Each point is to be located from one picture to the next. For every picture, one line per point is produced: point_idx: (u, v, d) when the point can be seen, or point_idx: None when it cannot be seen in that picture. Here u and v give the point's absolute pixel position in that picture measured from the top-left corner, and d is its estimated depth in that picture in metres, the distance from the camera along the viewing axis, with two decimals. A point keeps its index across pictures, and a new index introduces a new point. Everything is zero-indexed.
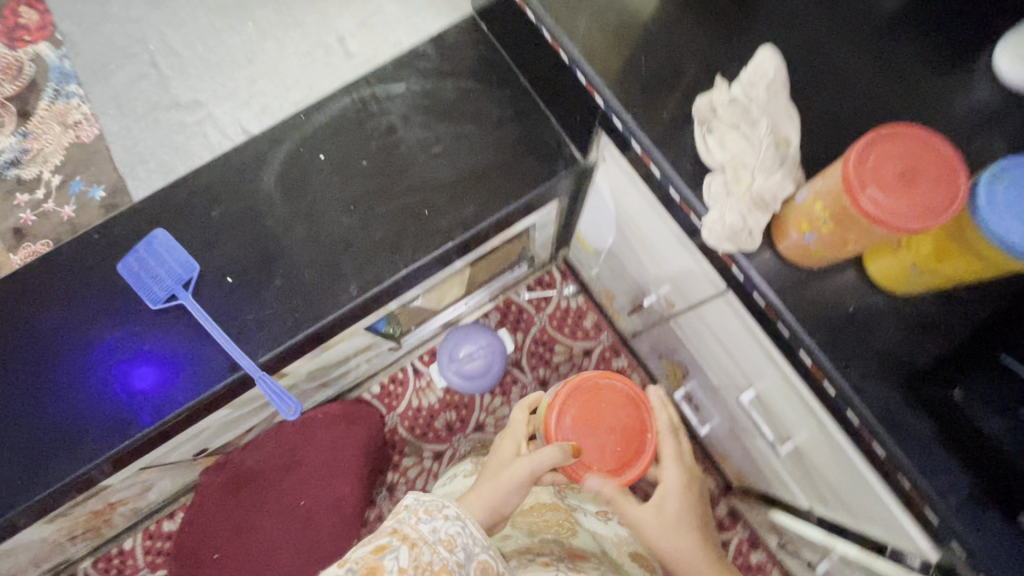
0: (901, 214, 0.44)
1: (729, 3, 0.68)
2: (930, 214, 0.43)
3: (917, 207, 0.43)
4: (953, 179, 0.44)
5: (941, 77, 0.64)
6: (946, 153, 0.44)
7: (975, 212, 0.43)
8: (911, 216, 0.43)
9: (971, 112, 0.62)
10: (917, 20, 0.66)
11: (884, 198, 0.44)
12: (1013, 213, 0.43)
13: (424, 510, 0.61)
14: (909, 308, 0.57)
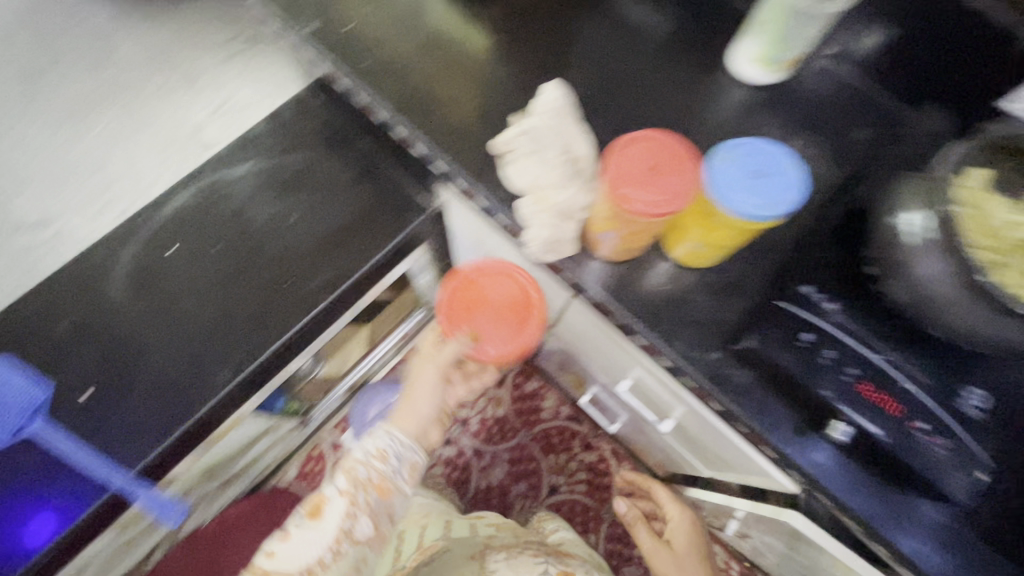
0: (657, 206, 0.52)
1: (518, 54, 0.78)
2: (677, 198, 0.53)
3: (665, 196, 0.52)
4: (684, 165, 0.53)
5: (698, 88, 0.77)
6: (671, 145, 0.54)
7: (712, 191, 0.51)
8: (665, 204, 0.52)
9: (725, 111, 0.75)
10: (671, 46, 0.80)
11: (641, 197, 0.52)
12: (739, 185, 0.51)
13: (358, 441, 0.73)
14: (714, 276, 0.65)
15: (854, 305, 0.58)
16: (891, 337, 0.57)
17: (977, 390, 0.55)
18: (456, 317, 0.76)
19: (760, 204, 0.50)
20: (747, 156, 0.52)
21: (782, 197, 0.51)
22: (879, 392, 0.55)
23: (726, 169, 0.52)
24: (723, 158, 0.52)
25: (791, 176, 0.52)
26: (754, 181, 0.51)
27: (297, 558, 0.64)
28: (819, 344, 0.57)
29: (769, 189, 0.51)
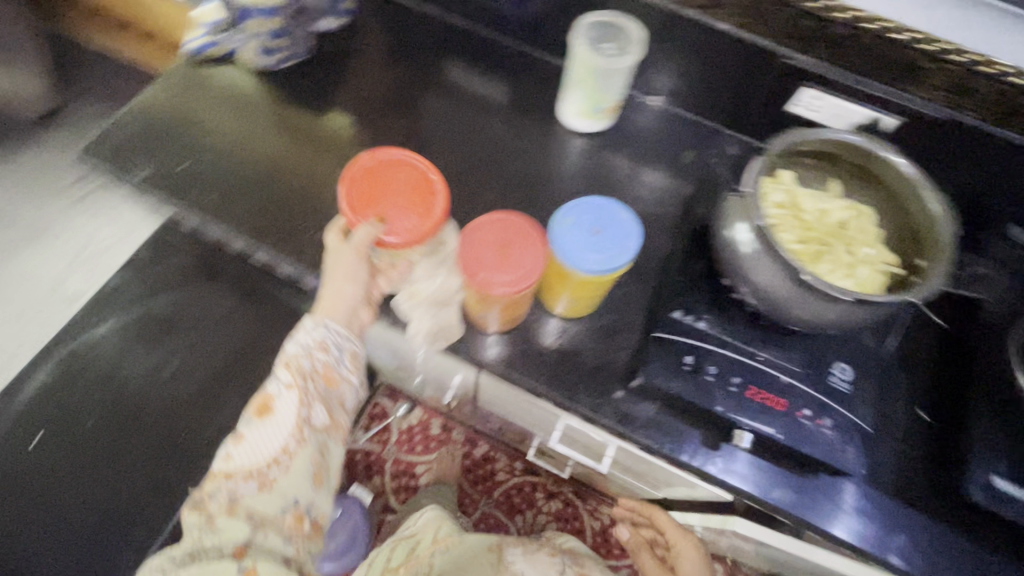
0: (523, 283, 0.55)
1: (365, 153, 0.80)
2: (536, 268, 0.55)
3: (526, 272, 0.55)
4: (531, 237, 0.57)
5: (540, 149, 0.83)
6: (513, 221, 0.57)
7: (566, 259, 0.54)
8: (529, 279, 0.55)
9: (569, 164, 0.82)
10: (507, 116, 0.85)
11: (505, 281, 0.54)
12: (586, 247, 0.54)
13: (289, 338, 0.60)
14: (598, 321, 0.68)
15: (721, 316, 0.62)
16: (758, 336, 0.61)
17: (841, 364, 0.61)
18: (356, 210, 0.60)
19: (605, 258, 0.54)
20: (583, 215, 0.56)
21: (621, 245, 0.55)
22: (762, 392, 0.59)
23: (568, 232, 0.55)
24: (562, 223, 0.56)
25: (625, 223, 0.56)
26: (595, 237, 0.55)
27: (261, 451, 0.55)
28: (700, 361, 0.60)
29: (609, 241, 0.55)
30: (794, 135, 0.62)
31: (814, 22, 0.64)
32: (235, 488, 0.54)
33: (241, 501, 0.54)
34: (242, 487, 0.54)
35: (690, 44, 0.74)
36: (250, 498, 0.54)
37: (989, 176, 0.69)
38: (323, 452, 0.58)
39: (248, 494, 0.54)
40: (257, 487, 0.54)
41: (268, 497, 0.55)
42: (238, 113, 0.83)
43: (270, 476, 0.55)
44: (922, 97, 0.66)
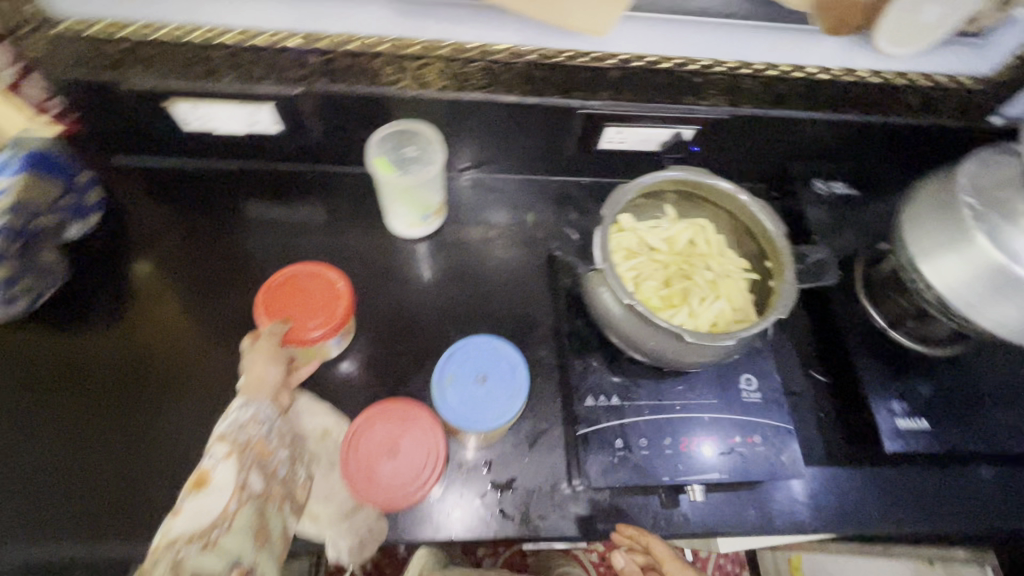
0: (426, 465, 0.55)
1: (194, 365, 0.69)
2: (430, 441, 0.56)
3: (425, 453, 0.55)
4: (408, 416, 0.57)
5: (384, 271, 0.77)
6: (384, 412, 0.57)
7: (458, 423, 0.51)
8: (429, 458, 0.55)
9: (421, 275, 0.77)
10: (335, 250, 0.78)
11: (409, 476, 0.55)
12: (474, 401, 0.52)
13: (217, 424, 0.53)
14: (518, 437, 0.65)
15: (628, 381, 0.62)
16: (669, 387, 0.62)
17: (746, 375, 0.64)
18: (266, 311, 0.61)
19: (500, 406, 0.52)
20: (463, 365, 0.54)
21: (513, 384, 0.53)
22: (695, 441, 0.60)
23: (454, 392, 0.52)
24: (445, 383, 0.53)
25: (508, 357, 0.54)
26: (483, 385, 0.53)
27: (201, 519, 0.44)
28: (629, 439, 0.59)
29: (498, 385, 0.53)
30: (617, 198, 0.60)
31: (587, 73, 0.66)
32: (181, 554, 0.41)
33: (187, 561, 0.40)
34: (188, 552, 0.41)
35: (485, 121, 0.72)
36: (193, 559, 0.40)
37: (778, 147, 0.77)
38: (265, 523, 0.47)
39: (192, 555, 0.41)
40: (201, 549, 0.42)
41: (211, 558, 0.41)
42: (22, 374, 0.68)
43: (214, 537, 0.43)
44: (707, 105, 0.70)
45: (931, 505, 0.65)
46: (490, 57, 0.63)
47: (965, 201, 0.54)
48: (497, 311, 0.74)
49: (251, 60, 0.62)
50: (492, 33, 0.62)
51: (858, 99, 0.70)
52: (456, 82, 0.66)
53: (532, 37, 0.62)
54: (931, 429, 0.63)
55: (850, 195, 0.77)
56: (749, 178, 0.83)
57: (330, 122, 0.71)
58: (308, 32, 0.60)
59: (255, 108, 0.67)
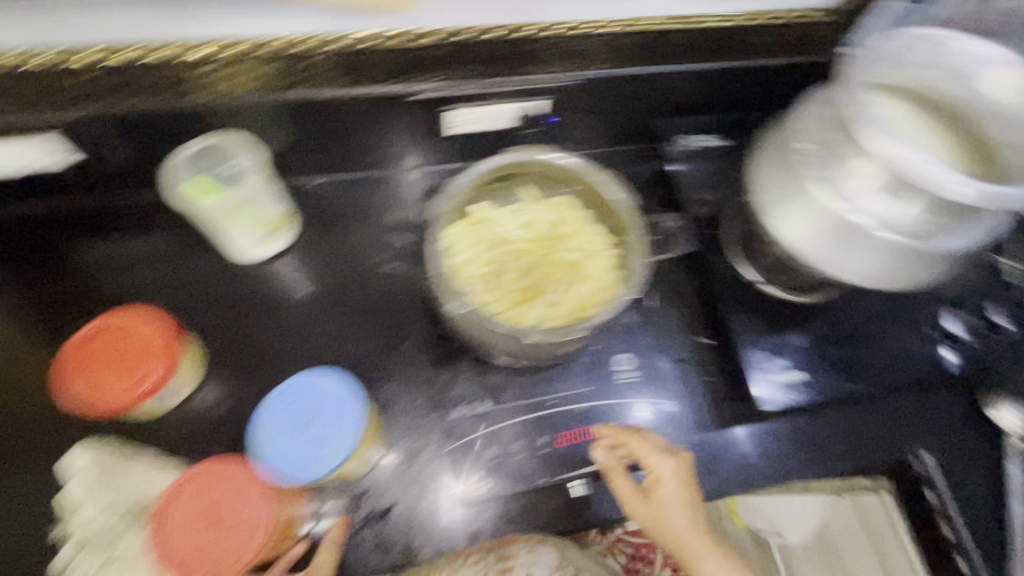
0: (252, 513, 0.50)
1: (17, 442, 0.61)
2: (252, 488, 0.51)
3: (248, 502, 0.50)
4: (220, 470, 0.51)
5: (234, 300, 0.68)
6: (192, 478, 0.51)
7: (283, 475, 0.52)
8: (253, 506, 0.50)
9: (275, 298, 0.69)
10: (172, 284, 0.68)
11: (238, 533, 0.49)
12: (296, 452, 0.52)
13: None
14: (392, 459, 0.59)
15: (499, 384, 0.61)
16: (542, 382, 0.61)
17: (620, 356, 0.64)
18: (78, 372, 0.54)
19: (332, 447, 0.52)
20: (286, 413, 0.54)
21: (342, 418, 0.53)
22: (570, 434, 0.60)
23: (284, 441, 0.53)
24: (272, 436, 0.53)
25: (335, 391, 0.54)
26: (313, 425, 0.53)
27: None
28: (504, 447, 0.59)
29: (324, 427, 0.53)
30: (450, 193, 0.60)
31: (405, 56, 0.59)
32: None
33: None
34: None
35: (314, 122, 0.63)
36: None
37: (647, 99, 0.70)
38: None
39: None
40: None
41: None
42: None
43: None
44: (556, 72, 0.64)
45: (823, 453, 0.65)
46: (291, 52, 0.56)
47: (796, 148, 0.52)
48: (366, 325, 0.67)
49: (5, 86, 0.53)
50: (284, 24, 0.55)
51: (712, 47, 0.66)
52: (264, 83, 0.59)
53: (333, 23, 0.56)
54: (807, 379, 0.63)
55: (721, 146, 0.73)
56: (625, 139, 0.77)
57: (133, 145, 0.61)
58: (63, 49, 0.52)
59: (25, 146, 0.57)
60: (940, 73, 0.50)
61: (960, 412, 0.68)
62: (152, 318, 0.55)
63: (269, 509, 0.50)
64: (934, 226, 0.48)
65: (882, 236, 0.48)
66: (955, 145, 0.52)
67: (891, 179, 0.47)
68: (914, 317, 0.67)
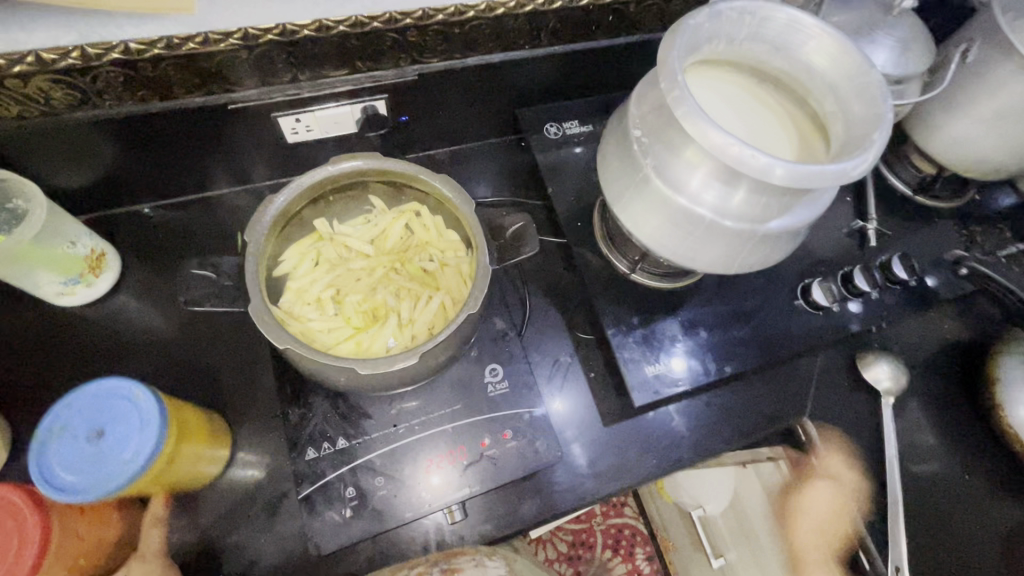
0: (21, 529, 0.40)
1: None
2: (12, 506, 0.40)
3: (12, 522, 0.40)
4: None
5: (57, 353, 0.60)
6: None
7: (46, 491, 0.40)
8: (21, 520, 0.40)
9: (106, 345, 0.61)
10: None
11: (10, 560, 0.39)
12: (73, 468, 0.41)
13: None
14: (248, 509, 0.54)
15: (354, 415, 0.54)
16: (405, 407, 0.55)
17: (490, 367, 0.59)
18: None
19: (109, 473, 0.41)
20: (80, 417, 0.43)
21: (131, 446, 0.42)
22: (438, 460, 0.54)
23: (57, 446, 0.42)
24: (51, 437, 0.42)
25: (142, 409, 0.43)
26: (99, 441, 0.42)
27: None
28: (361, 486, 0.52)
29: (116, 446, 0.42)
30: (264, 214, 0.51)
31: (206, 60, 0.52)
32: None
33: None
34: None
35: (123, 140, 0.56)
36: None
37: (495, 92, 0.68)
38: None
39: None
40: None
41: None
42: None
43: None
44: (390, 68, 0.60)
45: (711, 436, 0.63)
46: (50, 67, 0.47)
47: (632, 138, 0.48)
48: (212, 364, 0.60)
49: None
50: (27, 39, 0.46)
51: (558, 29, 0.62)
52: (32, 105, 0.50)
53: (92, 34, 0.47)
54: (683, 373, 0.61)
55: (584, 133, 0.71)
56: (489, 132, 0.74)
57: None
58: None
59: None
60: (763, 45, 0.49)
61: (839, 374, 0.68)
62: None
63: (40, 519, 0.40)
64: (766, 208, 0.46)
65: (717, 223, 0.47)
66: (782, 116, 0.51)
67: (719, 166, 0.44)
68: (784, 286, 0.67)
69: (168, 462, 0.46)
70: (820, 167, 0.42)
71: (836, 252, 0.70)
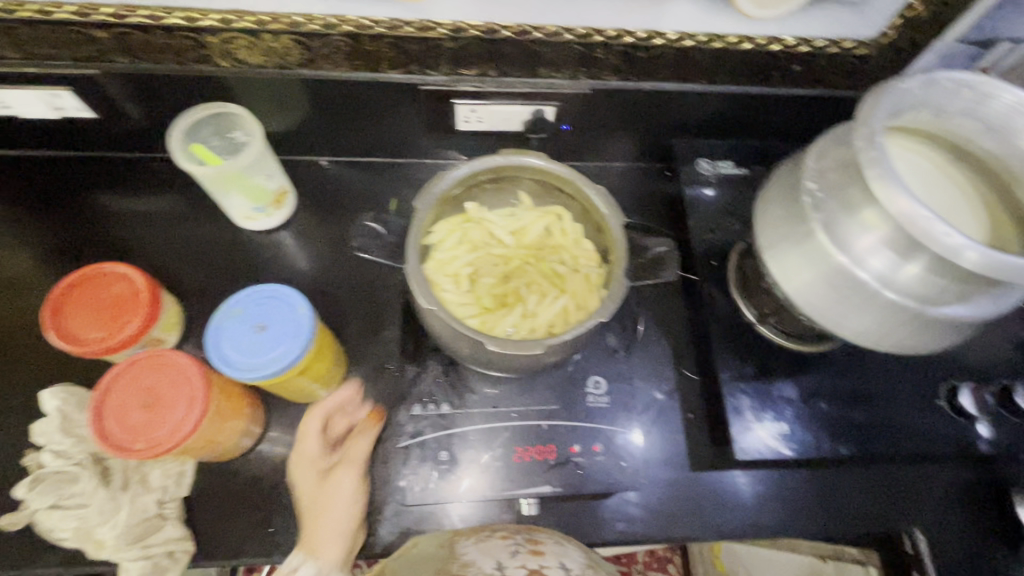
0: (188, 393, 0.46)
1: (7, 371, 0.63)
2: (185, 371, 0.46)
3: (183, 386, 0.46)
4: (157, 355, 0.47)
5: (232, 267, 0.71)
6: (128, 360, 0.46)
7: (213, 357, 0.48)
8: (189, 385, 0.46)
9: (271, 270, 0.71)
10: (179, 244, 0.71)
11: (178, 415, 0.45)
12: (236, 349, 0.48)
13: None
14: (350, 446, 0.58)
15: (462, 387, 0.58)
16: (508, 392, 0.58)
17: (594, 378, 0.60)
18: (55, 313, 0.55)
19: (260, 364, 0.47)
20: (255, 307, 0.49)
21: (280, 351, 0.48)
22: (529, 451, 0.56)
23: (228, 325, 0.49)
24: (228, 313, 0.49)
25: (300, 320, 0.49)
26: (256, 336, 0.48)
27: None
28: (454, 453, 0.56)
29: (272, 343, 0.48)
30: (433, 187, 0.56)
31: (418, 45, 0.58)
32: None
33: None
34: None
35: (330, 103, 0.65)
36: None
37: (655, 119, 0.69)
38: (335, 493, 0.52)
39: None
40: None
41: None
42: None
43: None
44: (566, 79, 0.63)
45: (800, 512, 0.61)
46: (299, 30, 0.56)
47: (806, 190, 0.47)
48: (347, 308, 0.66)
49: (31, 37, 0.55)
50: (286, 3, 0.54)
51: (737, 70, 0.63)
52: (273, 59, 0.59)
53: (336, 6, 0.54)
54: (789, 430, 0.58)
55: (737, 174, 0.70)
56: (638, 156, 0.76)
57: (151, 105, 0.64)
58: (80, 5, 0.52)
59: (54, 92, 0.60)
60: (977, 124, 0.46)
61: (964, 494, 0.62)
62: (136, 270, 0.56)
63: (204, 386, 0.46)
64: (939, 291, 0.43)
65: (880, 294, 0.45)
66: (975, 203, 0.48)
67: (899, 237, 0.43)
68: (922, 381, 0.62)
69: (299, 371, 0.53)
70: (1017, 262, 0.39)
71: (992, 360, 0.63)
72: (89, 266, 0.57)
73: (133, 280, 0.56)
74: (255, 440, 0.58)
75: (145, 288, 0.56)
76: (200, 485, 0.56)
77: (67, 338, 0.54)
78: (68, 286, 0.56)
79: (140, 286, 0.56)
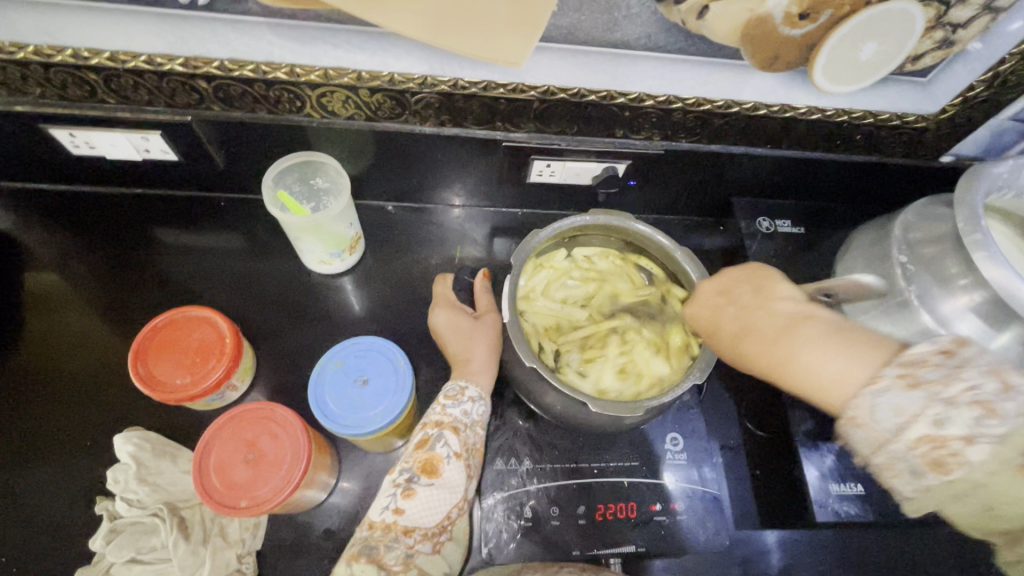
0: (286, 452, 0.48)
1: (72, 410, 0.62)
2: (287, 428, 0.49)
3: (284, 444, 0.48)
4: (264, 411, 0.50)
5: (299, 306, 0.71)
6: (240, 411, 0.50)
7: (317, 405, 0.52)
8: (290, 444, 0.48)
9: (335, 312, 0.71)
10: (244, 281, 0.72)
11: (275, 476, 0.47)
12: (336, 399, 0.53)
13: (459, 441, 0.50)
14: None
15: (540, 442, 0.59)
16: (586, 445, 0.59)
17: (671, 435, 0.61)
18: (140, 357, 0.56)
19: (363, 417, 0.52)
20: (357, 360, 0.55)
21: (382, 405, 0.52)
22: (613, 509, 0.56)
23: (329, 377, 0.54)
24: (329, 365, 0.54)
25: (401, 375, 0.54)
26: (356, 390, 0.53)
27: (434, 513, 0.46)
28: (538, 509, 0.56)
29: (376, 396, 0.53)
30: (529, 243, 0.58)
31: (506, 105, 0.60)
32: (412, 547, 0.44)
33: (417, 560, 0.44)
34: (417, 547, 0.44)
35: (406, 151, 0.66)
36: (423, 560, 0.44)
37: (719, 177, 0.72)
38: (476, 327, 0.62)
39: (423, 556, 0.44)
40: (430, 549, 0.45)
41: (437, 561, 0.45)
42: None
43: (442, 541, 0.46)
44: (641, 139, 0.65)
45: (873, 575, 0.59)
46: (394, 87, 0.57)
47: (897, 261, 0.50)
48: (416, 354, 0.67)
49: (131, 85, 0.56)
50: (386, 62, 0.54)
51: (802, 139, 0.66)
52: (364, 112, 0.60)
53: (436, 67, 0.55)
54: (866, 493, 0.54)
55: (795, 234, 0.72)
56: (695, 208, 0.79)
57: (233, 149, 0.65)
58: (187, 57, 0.53)
59: (144, 137, 0.61)
60: None
61: None
62: (221, 316, 0.57)
63: (303, 446, 0.48)
64: None
65: None
66: None
67: (991, 307, 0.45)
68: None
69: (394, 430, 0.55)
70: None
71: None
72: (177, 310, 0.59)
73: (220, 330, 0.58)
74: (328, 491, 0.57)
75: (233, 335, 0.57)
76: (274, 537, 0.55)
77: (151, 383, 0.55)
78: (156, 328, 0.58)
79: (228, 334, 0.57)
